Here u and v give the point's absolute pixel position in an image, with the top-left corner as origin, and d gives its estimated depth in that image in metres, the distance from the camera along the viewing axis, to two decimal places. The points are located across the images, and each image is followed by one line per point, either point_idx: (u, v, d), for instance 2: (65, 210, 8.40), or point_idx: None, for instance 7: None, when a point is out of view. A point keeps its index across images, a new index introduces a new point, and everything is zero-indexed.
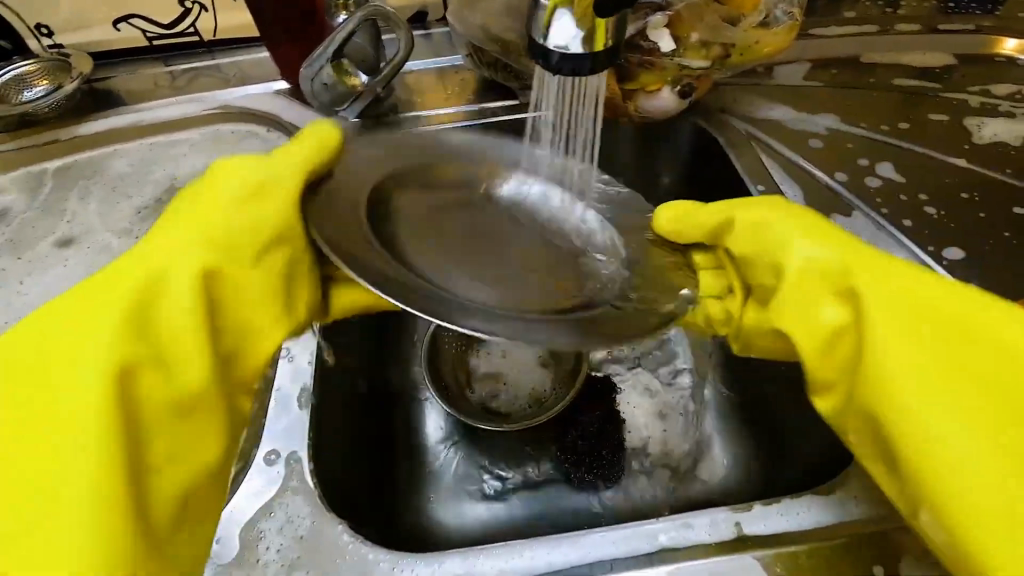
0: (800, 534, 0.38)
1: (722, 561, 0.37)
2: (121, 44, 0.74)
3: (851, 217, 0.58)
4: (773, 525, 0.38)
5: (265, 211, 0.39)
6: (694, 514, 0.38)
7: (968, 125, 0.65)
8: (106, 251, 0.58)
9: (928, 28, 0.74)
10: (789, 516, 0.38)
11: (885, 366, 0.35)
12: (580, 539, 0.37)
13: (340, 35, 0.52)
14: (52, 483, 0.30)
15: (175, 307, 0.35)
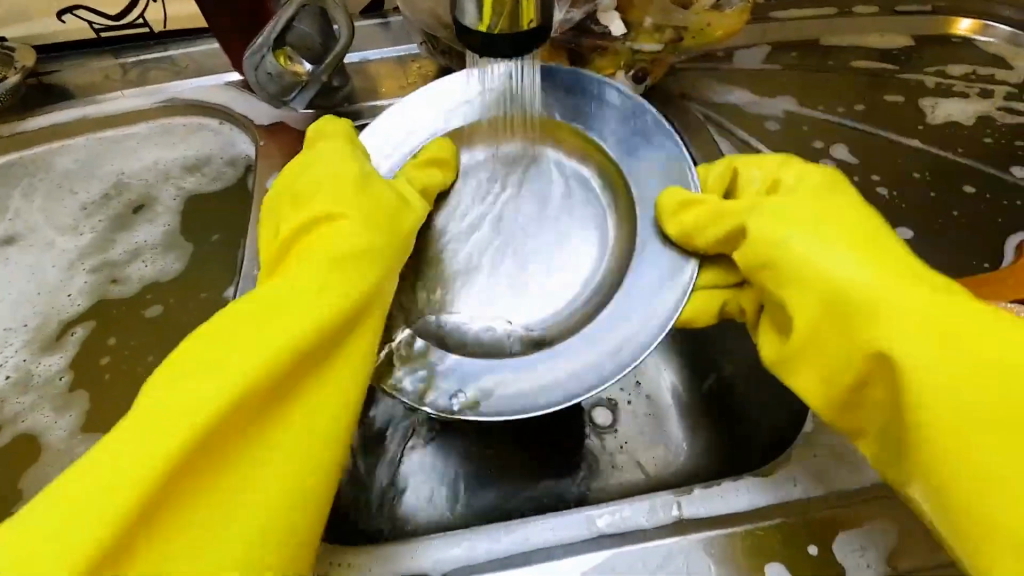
0: (740, 515, 0.38)
1: (661, 544, 0.37)
2: (67, 36, 0.72)
3: None
4: (714, 506, 0.38)
5: (381, 215, 0.41)
6: (635, 498, 0.39)
7: (923, 105, 0.65)
8: (49, 248, 0.57)
9: (887, 9, 0.73)
10: (729, 497, 0.38)
11: (813, 294, 0.38)
12: (519, 526, 0.38)
13: (278, 20, 0.50)
14: (219, 483, 0.31)
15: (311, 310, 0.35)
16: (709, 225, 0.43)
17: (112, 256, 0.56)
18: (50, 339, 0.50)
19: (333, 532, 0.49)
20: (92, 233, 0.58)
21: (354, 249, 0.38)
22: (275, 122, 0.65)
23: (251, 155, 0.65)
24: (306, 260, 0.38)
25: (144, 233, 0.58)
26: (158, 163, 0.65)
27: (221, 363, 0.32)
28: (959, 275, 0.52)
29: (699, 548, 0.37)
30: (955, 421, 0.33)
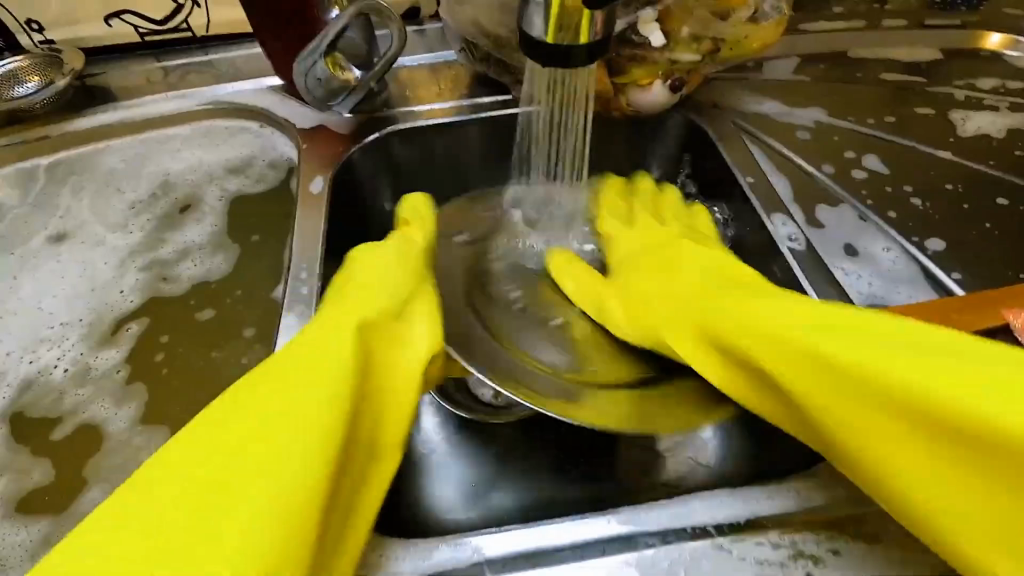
0: (784, 516, 0.39)
1: (708, 542, 0.38)
2: (112, 40, 0.74)
3: (837, 207, 0.59)
4: (758, 507, 0.40)
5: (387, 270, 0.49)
6: (678, 498, 0.40)
7: (953, 118, 0.66)
8: (101, 245, 0.58)
9: (915, 23, 0.75)
10: (773, 499, 0.40)
11: (787, 319, 0.39)
12: (555, 523, 0.39)
13: (332, 30, 0.52)
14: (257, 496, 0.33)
15: (346, 338, 0.40)
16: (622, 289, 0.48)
17: (162, 255, 0.57)
18: (105, 334, 0.51)
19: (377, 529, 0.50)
20: (141, 232, 0.59)
21: (384, 297, 0.46)
22: (315, 126, 0.67)
23: (293, 158, 0.67)
24: (335, 321, 0.42)
25: (192, 233, 0.59)
26: (202, 165, 0.66)
27: (281, 398, 0.36)
28: (993, 286, 0.53)
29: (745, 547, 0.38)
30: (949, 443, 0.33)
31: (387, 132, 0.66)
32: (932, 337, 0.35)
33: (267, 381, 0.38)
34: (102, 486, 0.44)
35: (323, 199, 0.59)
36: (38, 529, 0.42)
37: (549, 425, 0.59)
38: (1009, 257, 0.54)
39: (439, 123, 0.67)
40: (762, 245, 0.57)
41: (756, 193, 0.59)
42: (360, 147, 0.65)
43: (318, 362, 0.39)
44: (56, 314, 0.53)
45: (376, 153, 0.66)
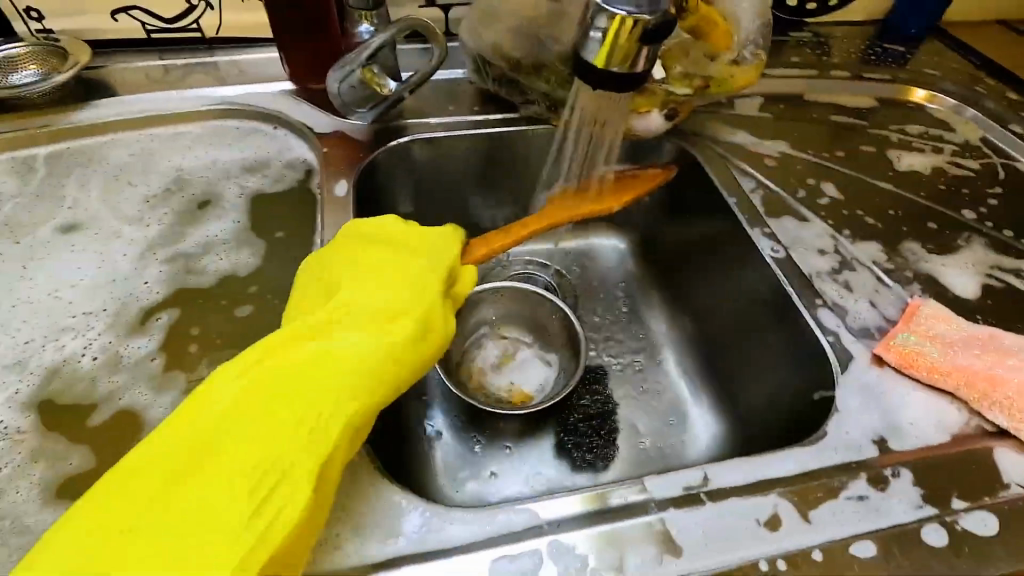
0: (790, 478, 0.42)
1: (734, 502, 0.41)
2: (118, 34, 0.74)
3: (802, 220, 0.67)
4: (768, 471, 0.43)
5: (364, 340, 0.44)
6: (691, 468, 0.42)
7: (890, 156, 0.79)
8: (117, 238, 0.58)
9: (856, 75, 0.88)
10: (780, 463, 0.43)
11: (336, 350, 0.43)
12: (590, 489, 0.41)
13: (370, 45, 0.56)
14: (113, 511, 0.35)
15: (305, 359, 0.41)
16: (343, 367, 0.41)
17: (184, 248, 0.58)
18: (133, 323, 0.51)
19: None
20: (159, 226, 0.59)
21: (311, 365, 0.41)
22: (335, 132, 0.69)
23: (311, 162, 0.68)
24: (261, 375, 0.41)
25: (215, 229, 0.60)
26: (217, 163, 0.67)
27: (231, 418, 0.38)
28: (941, 291, 0.62)
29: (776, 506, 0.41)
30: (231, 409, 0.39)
31: (406, 140, 0.69)
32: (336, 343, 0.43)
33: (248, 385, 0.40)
34: None
35: (347, 201, 0.62)
36: None
37: (558, 415, 0.67)
38: (949, 268, 0.64)
39: (455, 135, 0.71)
40: (747, 254, 0.65)
41: (740, 210, 0.67)
42: (378, 153, 0.68)
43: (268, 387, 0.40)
44: (75, 303, 0.52)
45: (393, 159, 0.70)
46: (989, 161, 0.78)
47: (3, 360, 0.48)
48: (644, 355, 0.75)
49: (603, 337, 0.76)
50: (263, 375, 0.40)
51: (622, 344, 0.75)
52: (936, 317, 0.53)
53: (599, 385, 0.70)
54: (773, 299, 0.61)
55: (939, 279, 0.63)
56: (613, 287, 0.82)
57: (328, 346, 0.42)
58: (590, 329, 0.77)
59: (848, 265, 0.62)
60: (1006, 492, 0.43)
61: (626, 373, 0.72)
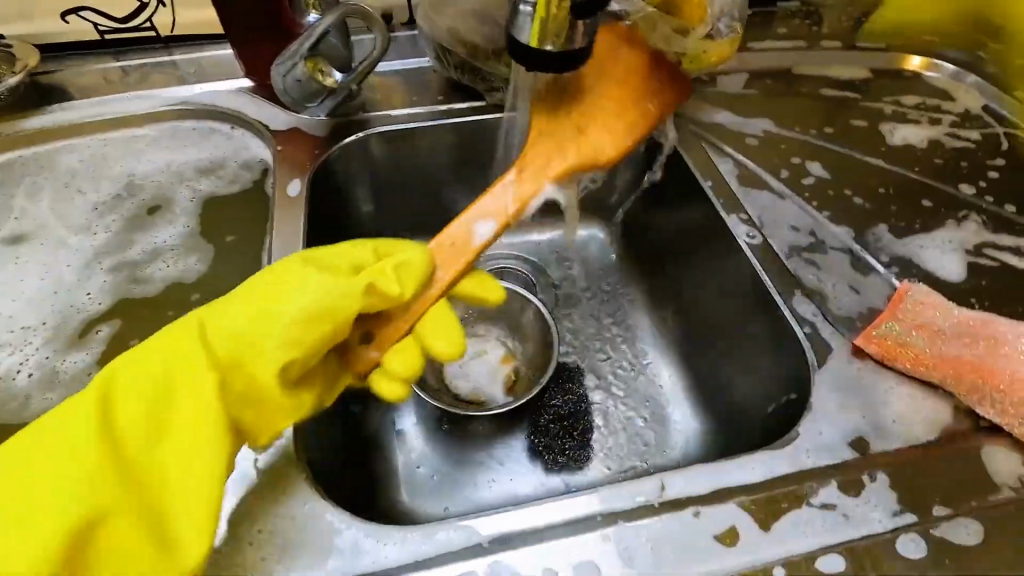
0: (753, 486, 0.39)
1: (689, 514, 0.38)
2: (70, 37, 0.72)
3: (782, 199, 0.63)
4: (729, 478, 0.40)
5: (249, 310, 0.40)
6: (645, 478, 0.40)
7: (883, 130, 0.74)
8: (63, 247, 0.56)
9: (848, 45, 0.83)
10: (744, 469, 0.40)
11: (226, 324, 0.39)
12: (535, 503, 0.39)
13: (315, 31, 0.53)
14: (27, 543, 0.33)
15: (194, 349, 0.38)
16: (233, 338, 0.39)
17: (130, 256, 0.56)
18: (73, 336, 0.49)
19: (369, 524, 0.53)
20: (106, 234, 0.58)
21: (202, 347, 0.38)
22: (290, 129, 0.67)
23: (267, 160, 0.66)
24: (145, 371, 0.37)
25: (163, 234, 0.58)
26: (170, 166, 0.65)
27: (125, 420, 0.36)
28: (933, 274, 0.58)
29: (737, 516, 0.38)
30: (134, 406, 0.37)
31: (365, 134, 0.67)
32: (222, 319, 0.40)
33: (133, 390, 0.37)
34: None
35: (301, 198, 0.59)
36: None
37: (529, 416, 0.64)
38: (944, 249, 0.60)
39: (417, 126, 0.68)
40: (724, 241, 0.61)
41: (716, 194, 0.63)
42: (335, 149, 0.66)
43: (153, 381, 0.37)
44: (18, 318, 0.51)
45: (352, 156, 0.67)
46: (991, 131, 0.73)
47: None
48: (625, 351, 0.71)
49: (582, 333, 0.72)
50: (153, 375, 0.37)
51: (603, 339, 0.72)
52: (923, 302, 0.49)
53: (574, 384, 0.67)
54: (751, 290, 0.57)
55: (930, 262, 0.59)
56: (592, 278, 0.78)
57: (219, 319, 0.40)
58: (568, 324, 0.73)
59: (818, 245, 0.58)
60: (995, 495, 0.40)
61: (605, 372, 0.69)
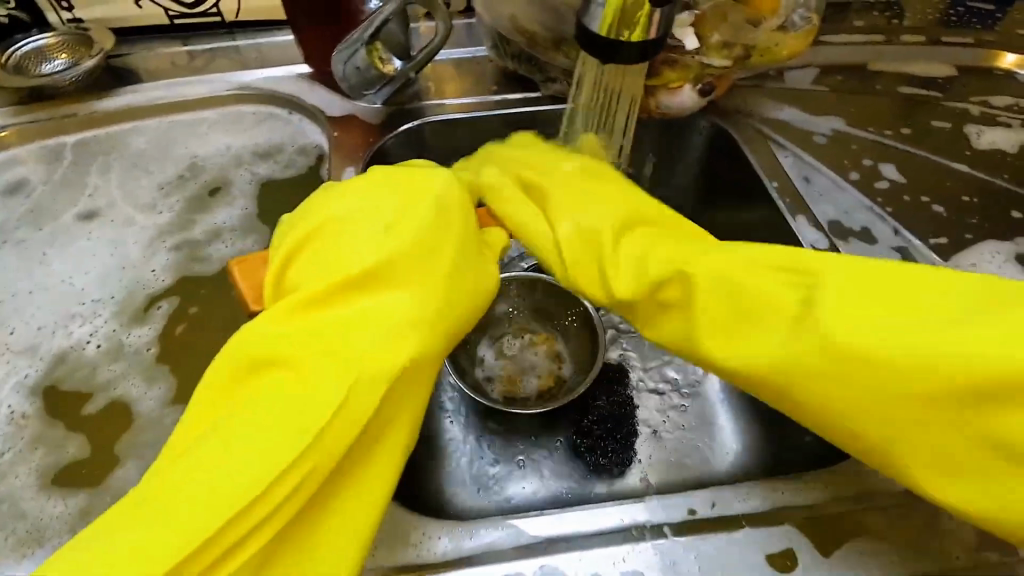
0: (795, 510, 0.40)
1: (730, 536, 0.38)
2: (142, 21, 0.74)
3: (842, 189, 0.63)
4: (770, 499, 0.40)
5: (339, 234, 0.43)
6: (689, 492, 0.40)
7: (968, 132, 0.68)
8: (129, 225, 0.58)
9: (932, 39, 0.76)
10: (790, 492, 0.40)
11: (327, 238, 0.43)
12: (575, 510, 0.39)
13: (375, 19, 0.53)
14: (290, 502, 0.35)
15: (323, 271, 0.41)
16: (321, 259, 0.42)
17: (192, 235, 0.58)
18: (138, 311, 0.51)
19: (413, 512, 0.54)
20: (171, 213, 0.60)
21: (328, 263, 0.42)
22: (347, 116, 0.67)
23: (323, 146, 0.67)
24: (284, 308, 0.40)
25: (223, 216, 0.60)
26: (231, 149, 0.67)
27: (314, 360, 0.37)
28: None
29: (777, 537, 0.38)
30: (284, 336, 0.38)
31: (419, 124, 0.67)
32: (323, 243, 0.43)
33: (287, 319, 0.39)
34: (136, 462, 0.43)
35: None
36: (74, 502, 0.42)
37: (572, 416, 0.63)
38: (1003, 266, 0.57)
39: (469, 117, 0.68)
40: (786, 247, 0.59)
41: (781, 195, 0.61)
42: (391, 136, 0.66)
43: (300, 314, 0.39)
44: (86, 291, 0.53)
45: (405, 145, 0.67)
46: None
47: (17, 344, 0.50)
48: (673, 353, 0.68)
49: (629, 332, 0.69)
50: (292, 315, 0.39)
51: (652, 338, 0.69)
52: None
53: (620, 385, 0.65)
54: None
55: None
56: None
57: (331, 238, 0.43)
58: (614, 323, 0.70)
59: (867, 236, 0.59)
60: None
61: (650, 374, 0.66)
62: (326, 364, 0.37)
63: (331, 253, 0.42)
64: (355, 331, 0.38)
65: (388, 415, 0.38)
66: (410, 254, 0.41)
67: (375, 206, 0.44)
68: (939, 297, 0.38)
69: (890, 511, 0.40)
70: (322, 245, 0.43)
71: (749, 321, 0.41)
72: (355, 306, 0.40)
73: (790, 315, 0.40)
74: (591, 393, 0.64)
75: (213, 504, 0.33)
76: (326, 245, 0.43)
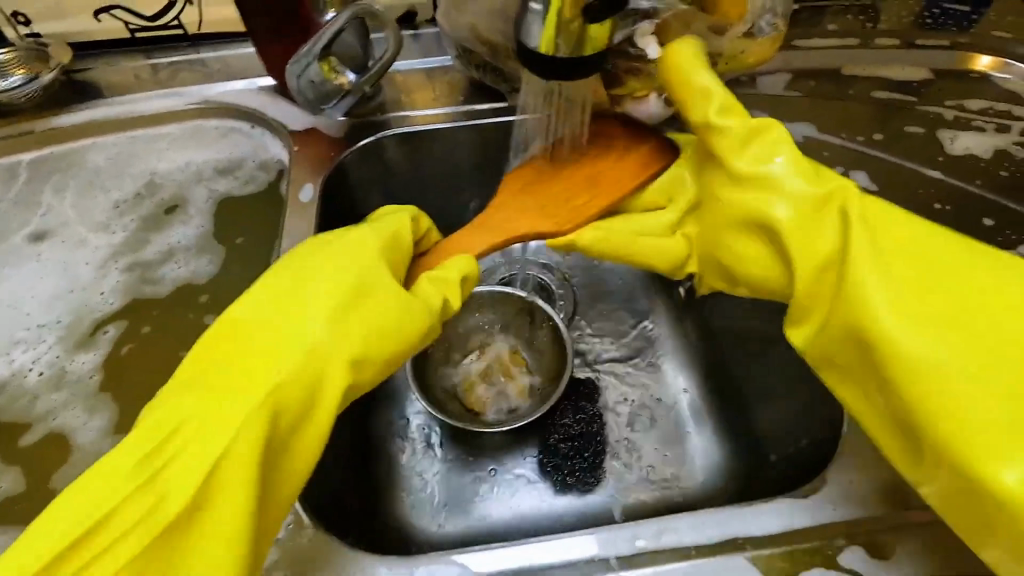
0: (753, 539, 0.38)
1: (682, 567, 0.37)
2: (103, 35, 0.73)
3: None
4: (728, 529, 0.38)
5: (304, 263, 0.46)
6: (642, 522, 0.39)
7: (941, 137, 0.67)
8: (81, 246, 0.57)
9: (907, 43, 0.75)
10: (749, 520, 0.39)
11: (279, 272, 0.45)
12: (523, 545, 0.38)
13: (329, 31, 0.51)
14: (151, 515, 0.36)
15: (251, 304, 0.43)
16: (266, 287, 0.44)
17: (145, 256, 0.56)
18: (84, 336, 0.50)
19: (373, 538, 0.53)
20: (124, 233, 0.58)
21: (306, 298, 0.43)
22: (309, 129, 0.66)
23: (284, 161, 0.65)
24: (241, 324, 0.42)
25: (178, 234, 0.58)
26: (190, 165, 0.65)
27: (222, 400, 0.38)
28: None
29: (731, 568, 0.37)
30: (203, 360, 0.41)
31: (381, 136, 0.65)
32: (280, 273, 0.45)
33: (209, 351, 0.41)
34: None
35: (313, 207, 0.58)
36: None
37: (539, 434, 0.61)
38: None
39: (434, 129, 0.66)
40: None
41: None
42: (352, 151, 0.64)
43: (228, 346, 0.41)
44: (33, 315, 0.51)
45: (369, 158, 0.66)
46: None
47: None
48: (644, 367, 0.67)
49: (601, 346, 0.68)
50: (212, 345, 0.41)
51: (623, 352, 0.68)
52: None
53: (589, 401, 0.63)
54: None
55: None
56: (619, 287, 0.73)
57: (284, 270, 0.45)
58: (584, 336, 0.69)
59: None
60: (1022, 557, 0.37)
61: (620, 389, 0.65)
62: (233, 394, 0.39)
63: (275, 287, 0.44)
64: (271, 362, 0.40)
65: (273, 458, 0.39)
66: (334, 301, 0.42)
67: (326, 260, 0.45)
68: (970, 253, 0.41)
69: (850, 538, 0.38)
70: (259, 282, 0.45)
71: (900, 269, 0.40)
72: (262, 334, 0.41)
73: (907, 259, 0.41)
74: (559, 410, 0.62)
75: (114, 519, 0.35)
76: (284, 272, 0.45)
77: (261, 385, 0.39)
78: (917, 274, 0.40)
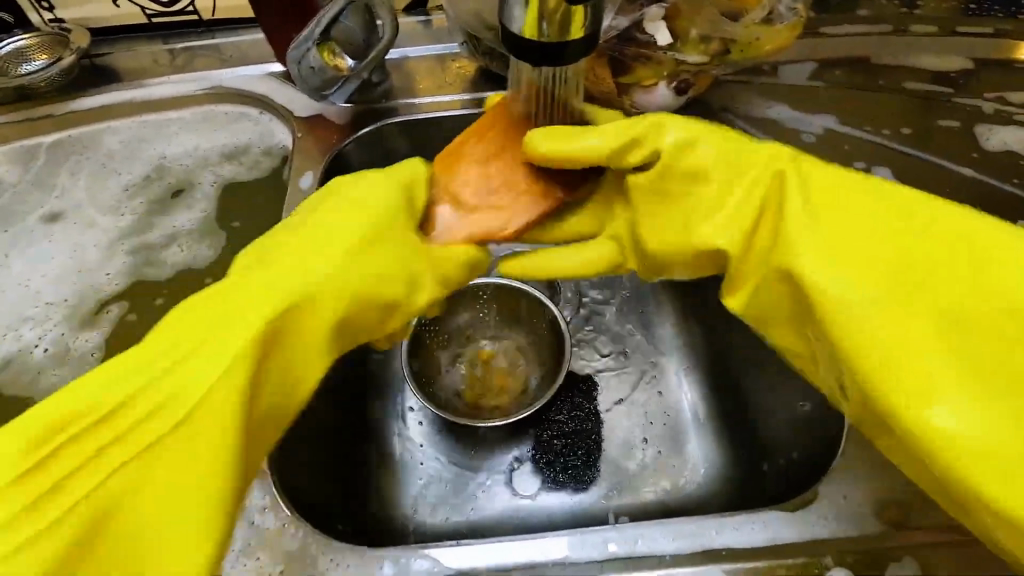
0: (726, 549, 0.37)
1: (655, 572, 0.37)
2: (121, 20, 0.74)
3: None
4: (698, 538, 0.38)
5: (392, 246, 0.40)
6: (616, 527, 0.38)
7: (977, 132, 0.63)
8: (91, 227, 0.59)
9: (946, 30, 0.70)
10: (726, 531, 0.38)
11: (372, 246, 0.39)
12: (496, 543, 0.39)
13: (328, 14, 0.51)
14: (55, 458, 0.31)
15: (330, 307, 0.37)
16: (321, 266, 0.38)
17: (151, 238, 0.58)
18: (86, 316, 0.52)
19: (365, 525, 0.54)
20: (133, 216, 0.59)
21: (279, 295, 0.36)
22: (314, 116, 0.66)
23: (288, 147, 0.66)
24: (300, 256, 0.38)
25: (182, 218, 0.59)
26: (198, 150, 0.66)
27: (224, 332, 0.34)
28: None
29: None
30: (213, 315, 0.35)
31: (385, 124, 0.65)
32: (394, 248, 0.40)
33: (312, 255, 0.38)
34: None
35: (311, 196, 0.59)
36: None
37: (531, 429, 0.60)
38: None
39: (437, 117, 0.66)
40: None
41: None
42: (354, 139, 0.64)
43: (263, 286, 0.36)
44: (43, 293, 0.54)
45: (372, 147, 0.66)
46: None
47: None
48: (644, 364, 0.65)
49: (604, 343, 0.67)
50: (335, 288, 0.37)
51: (625, 349, 0.66)
52: None
53: (585, 398, 0.62)
54: None
55: None
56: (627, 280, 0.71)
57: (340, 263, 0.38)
58: (585, 329, 0.68)
59: None
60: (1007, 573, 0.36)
61: (619, 386, 0.63)
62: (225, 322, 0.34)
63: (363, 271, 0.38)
64: (317, 306, 0.36)
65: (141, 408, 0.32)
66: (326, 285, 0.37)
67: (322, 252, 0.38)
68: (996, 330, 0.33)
69: (837, 555, 0.37)
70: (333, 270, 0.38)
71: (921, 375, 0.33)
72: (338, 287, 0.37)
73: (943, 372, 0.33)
74: (554, 406, 0.61)
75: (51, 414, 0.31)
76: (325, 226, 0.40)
77: (225, 326, 0.34)
78: (971, 267, 0.34)
